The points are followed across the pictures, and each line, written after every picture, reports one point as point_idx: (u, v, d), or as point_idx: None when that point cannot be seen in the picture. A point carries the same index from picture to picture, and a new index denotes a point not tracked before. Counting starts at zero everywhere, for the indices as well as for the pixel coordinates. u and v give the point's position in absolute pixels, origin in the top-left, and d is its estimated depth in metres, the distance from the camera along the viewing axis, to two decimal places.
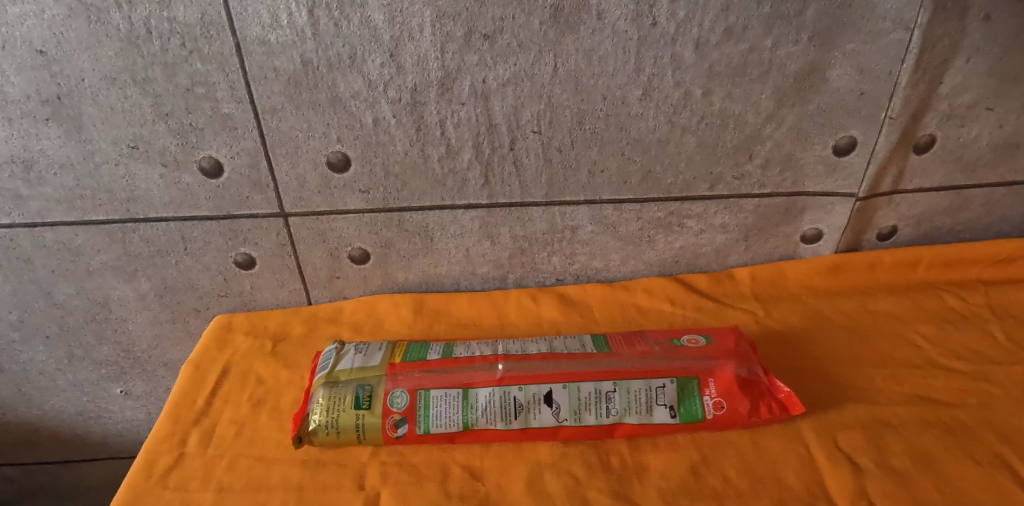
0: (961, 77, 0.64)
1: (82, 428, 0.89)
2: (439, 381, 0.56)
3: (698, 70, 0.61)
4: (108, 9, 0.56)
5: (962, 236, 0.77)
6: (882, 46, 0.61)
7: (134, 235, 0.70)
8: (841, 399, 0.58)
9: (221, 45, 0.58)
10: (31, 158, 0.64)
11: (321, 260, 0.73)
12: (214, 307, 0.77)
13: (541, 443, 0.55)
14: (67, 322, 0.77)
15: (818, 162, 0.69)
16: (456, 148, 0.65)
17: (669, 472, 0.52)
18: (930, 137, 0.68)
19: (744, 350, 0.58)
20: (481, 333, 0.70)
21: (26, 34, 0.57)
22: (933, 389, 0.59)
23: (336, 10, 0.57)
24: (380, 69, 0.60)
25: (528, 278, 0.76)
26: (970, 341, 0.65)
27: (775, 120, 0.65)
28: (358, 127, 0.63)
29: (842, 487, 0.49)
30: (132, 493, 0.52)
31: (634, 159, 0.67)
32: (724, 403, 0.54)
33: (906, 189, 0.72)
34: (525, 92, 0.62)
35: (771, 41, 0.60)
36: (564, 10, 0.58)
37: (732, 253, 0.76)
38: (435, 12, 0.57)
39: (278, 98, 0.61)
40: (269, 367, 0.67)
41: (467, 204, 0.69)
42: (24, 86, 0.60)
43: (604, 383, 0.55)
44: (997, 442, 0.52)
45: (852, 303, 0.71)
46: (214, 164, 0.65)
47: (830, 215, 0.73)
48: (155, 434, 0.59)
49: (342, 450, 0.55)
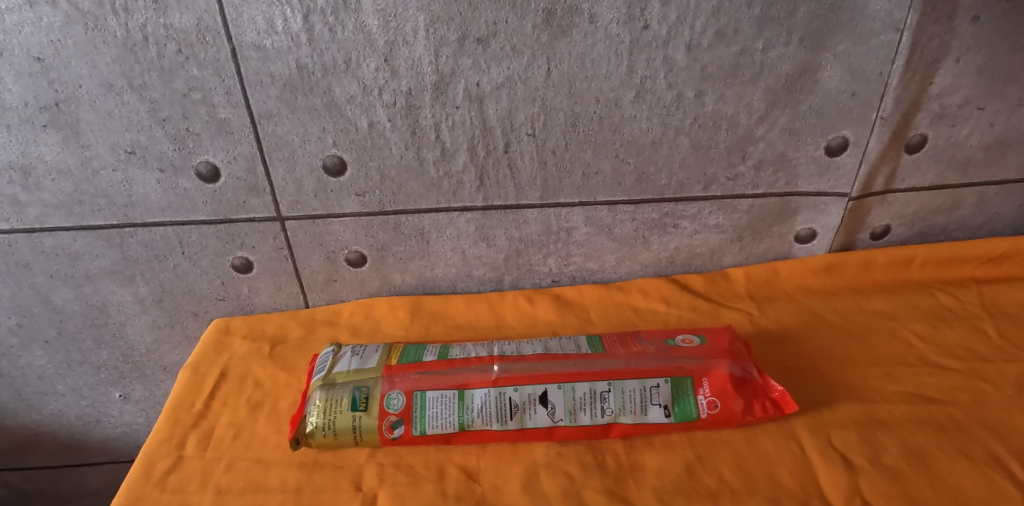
0: (951, 78, 0.65)
1: (81, 432, 0.89)
2: (435, 382, 0.56)
3: (691, 72, 0.62)
4: (106, 16, 0.57)
5: (955, 235, 0.78)
6: (872, 47, 0.62)
7: (132, 239, 0.71)
8: (835, 397, 0.59)
9: (217, 51, 0.59)
10: (30, 164, 0.65)
11: (318, 263, 0.74)
12: (212, 311, 0.77)
13: (537, 443, 0.55)
14: (65, 327, 0.78)
15: (811, 162, 0.69)
16: (451, 152, 0.66)
17: (664, 471, 0.52)
18: (921, 137, 0.69)
19: (738, 349, 0.58)
20: (477, 335, 0.70)
21: (24, 42, 0.58)
22: (927, 387, 0.59)
23: (331, 15, 0.57)
24: (374, 73, 0.60)
25: (524, 280, 0.77)
26: (963, 339, 0.65)
27: (767, 121, 0.66)
28: (354, 131, 0.64)
29: (835, 486, 0.50)
30: (131, 496, 0.53)
31: (628, 161, 0.68)
32: (718, 402, 0.54)
33: (899, 188, 0.73)
34: (519, 96, 0.63)
35: (761, 44, 0.61)
36: (556, 14, 0.58)
37: (726, 254, 0.76)
38: (429, 17, 0.58)
39: (274, 103, 0.62)
40: (266, 370, 0.67)
41: (463, 206, 0.70)
42: (22, 93, 0.60)
43: (599, 383, 0.56)
44: (991, 440, 0.53)
45: (846, 302, 0.72)
46: (211, 169, 0.66)
47: (823, 214, 0.74)
48: (154, 437, 0.59)
49: (339, 451, 0.56)
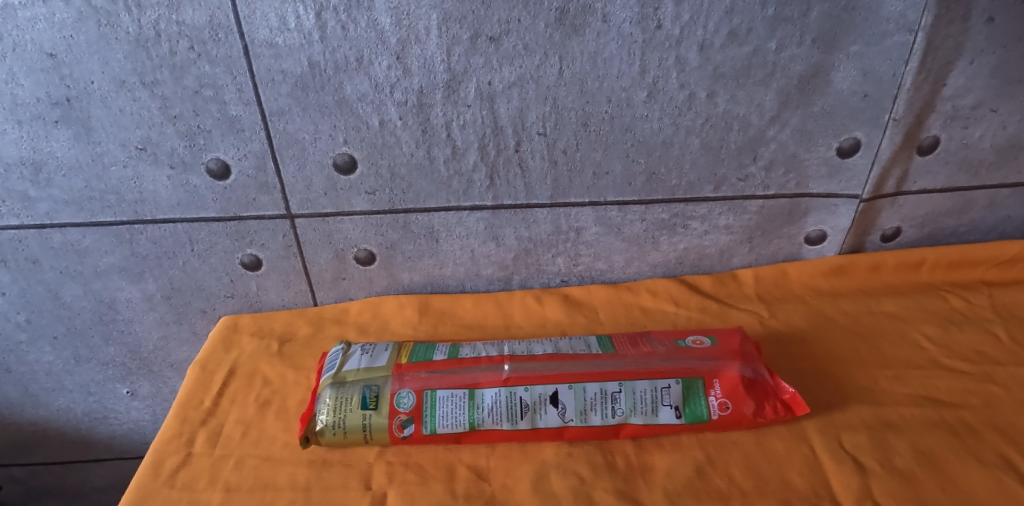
0: (964, 79, 0.64)
1: (88, 429, 0.89)
2: (445, 382, 0.56)
3: (703, 72, 0.62)
4: (118, 12, 0.57)
5: (966, 237, 0.78)
6: (885, 48, 0.61)
7: (142, 236, 0.71)
8: (846, 400, 0.59)
9: (229, 48, 0.59)
10: (40, 160, 0.65)
11: (327, 261, 0.74)
12: (221, 308, 0.77)
13: (547, 443, 0.55)
14: (74, 323, 0.78)
15: (822, 163, 0.69)
16: (461, 150, 0.66)
17: (674, 472, 0.52)
18: (933, 138, 0.68)
19: (748, 350, 0.58)
20: (485, 334, 0.70)
21: (36, 37, 0.58)
22: (937, 389, 0.59)
23: (344, 13, 0.57)
24: (386, 71, 0.60)
25: (532, 279, 0.77)
26: (974, 342, 0.65)
27: (779, 121, 0.66)
28: (365, 129, 0.64)
29: (846, 488, 0.49)
30: (140, 493, 0.53)
31: (638, 161, 0.67)
32: (729, 404, 0.54)
33: (910, 190, 0.72)
34: (530, 95, 0.62)
35: (775, 44, 0.61)
36: (569, 12, 0.58)
37: (735, 255, 0.76)
38: (441, 15, 0.58)
39: (285, 100, 0.62)
40: (275, 368, 0.67)
41: (472, 205, 0.70)
42: (34, 89, 0.60)
43: (609, 384, 0.56)
44: (1001, 443, 0.53)
45: (855, 303, 0.71)
46: (221, 166, 0.66)
47: (834, 216, 0.73)
48: (163, 434, 0.59)
49: (348, 450, 0.56)
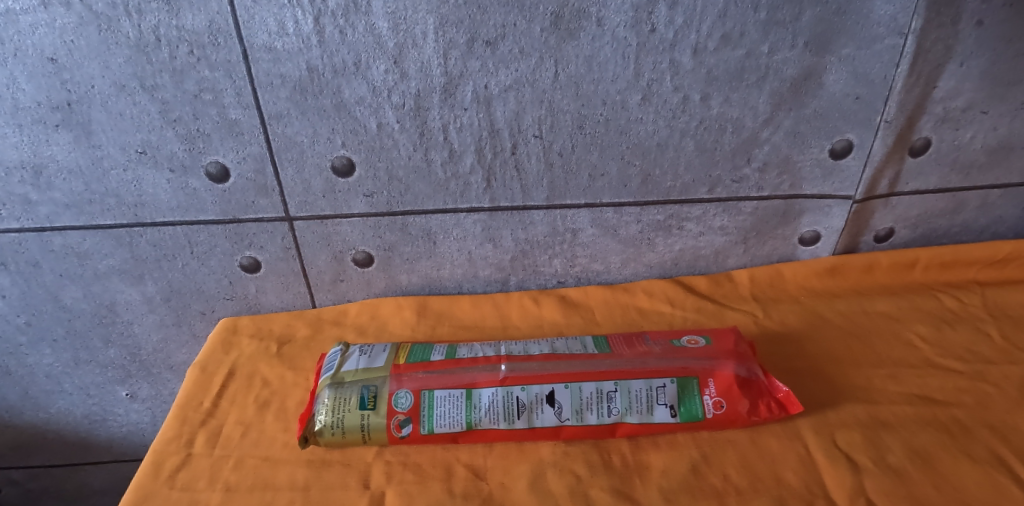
0: (955, 81, 0.65)
1: (87, 431, 0.89)
2: (443, 382, 0.57)
3: (697, 75, 0.63)
4: (119, 17, 0.57)
5: (959, 237, 0.78)
6: (876, 52, 0.62)
7: (141, 239, 0.71)
8: (840, 399, 0.59)
9: (228, 53, 0.59)
10: (41, 164, 0.66)
11: (326, 263, 0.74)
12: (220, 310, 0.78)
13: (544, 442, 0.56)
14: (73, 325, 0.78)
15: (815, 165, 0.70)
16: (459, 153, 0.66)
17: (670, 471, 0.52)
18: (925, 140, 0.69)
19: (743, 350, 0.59)
20: (483, 335, 0.70)
21: (37, 42, 0.58)
22: (930, 388, 0.60)
23: (342, 17, 0.58)
24: (383, 75, 0.61)
25: (530, 280, 0.77)
26: (967, 341, 0.65)
27: (772, 124, 0.66)
28: (363, 132, 0.64)
29: (840, 486, 0.50)
30: (140, 494, 0.53)
31: (633, 163, 0.68)
32: (723, 403, 0.55)
33: (902, 191, 0.73)
34: (526, 98, 0.63)
35: (767, 47, 0.61)
36: (564, 17, 0.59)
37: (731, 256, 0.77)
38: (438, 20, 0.58)
39: (284, 104, 0.62)
40: (275, 369, 0.67)
41: (469, 207, 0.70)
42: (35, 93, 0.61)
43: (605, 384, 0.56)
44: (994, 441, 0.53)
45: (850, 303, 0.72)
46: (220, 169, 0.67)
47: (828, 217, 0.74)
48: (163, 435, 0.59)
49: (347, 450, 0.56)
